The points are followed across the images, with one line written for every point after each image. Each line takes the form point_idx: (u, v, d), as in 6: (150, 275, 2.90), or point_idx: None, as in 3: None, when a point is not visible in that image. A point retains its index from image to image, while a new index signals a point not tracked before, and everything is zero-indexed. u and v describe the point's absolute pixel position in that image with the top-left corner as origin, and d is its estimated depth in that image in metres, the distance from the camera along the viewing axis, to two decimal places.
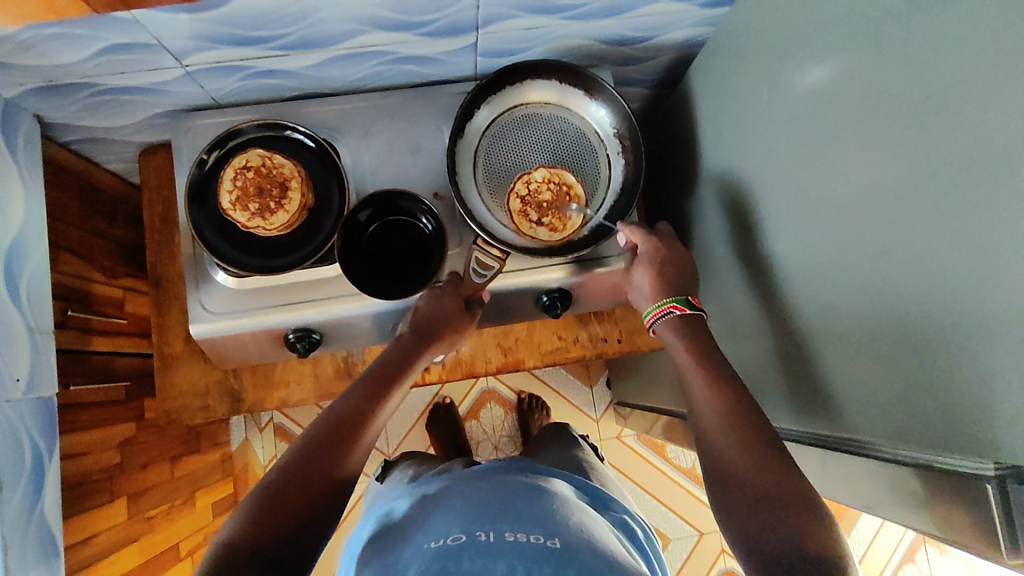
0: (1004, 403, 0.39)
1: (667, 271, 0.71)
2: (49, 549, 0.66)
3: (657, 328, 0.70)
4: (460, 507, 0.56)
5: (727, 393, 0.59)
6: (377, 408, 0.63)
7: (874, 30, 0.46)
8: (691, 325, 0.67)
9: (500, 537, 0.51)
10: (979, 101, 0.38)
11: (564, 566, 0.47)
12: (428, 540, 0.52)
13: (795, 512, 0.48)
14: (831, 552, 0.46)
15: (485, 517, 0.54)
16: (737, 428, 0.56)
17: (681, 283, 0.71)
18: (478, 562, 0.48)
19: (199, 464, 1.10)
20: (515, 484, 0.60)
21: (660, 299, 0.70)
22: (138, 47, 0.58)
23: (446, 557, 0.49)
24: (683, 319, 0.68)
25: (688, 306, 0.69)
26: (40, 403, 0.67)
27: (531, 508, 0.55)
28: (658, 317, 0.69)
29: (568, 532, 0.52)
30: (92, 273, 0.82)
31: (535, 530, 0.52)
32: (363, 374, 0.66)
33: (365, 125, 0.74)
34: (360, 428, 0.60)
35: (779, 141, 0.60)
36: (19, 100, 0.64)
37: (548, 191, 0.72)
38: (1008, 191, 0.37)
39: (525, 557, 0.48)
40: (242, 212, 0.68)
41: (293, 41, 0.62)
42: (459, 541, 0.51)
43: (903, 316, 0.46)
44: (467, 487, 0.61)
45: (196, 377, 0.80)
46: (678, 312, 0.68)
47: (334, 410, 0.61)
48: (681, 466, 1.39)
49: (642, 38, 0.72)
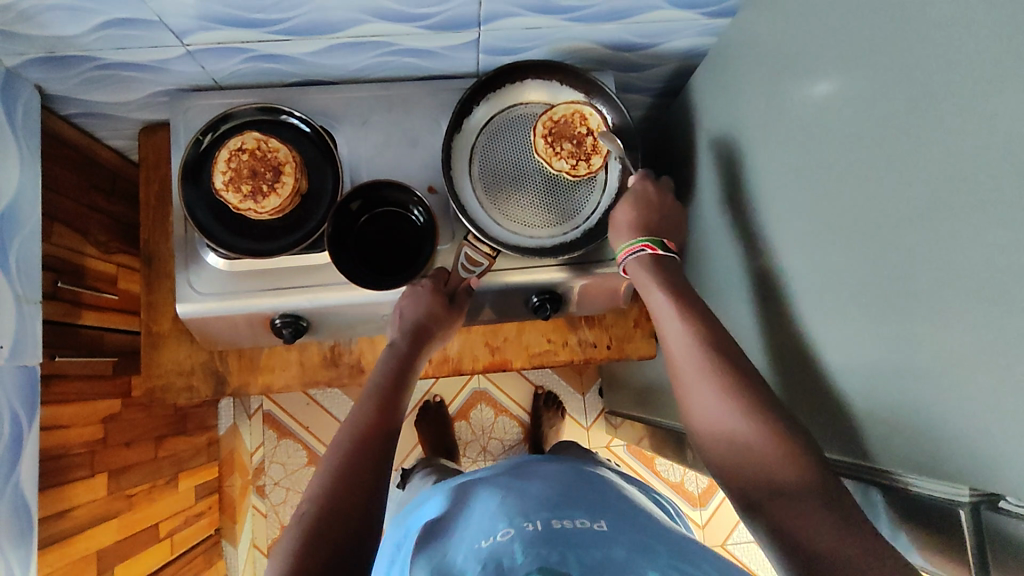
0: (983, 427, 0.38)
1: (650, 210, 0.67)
2: (23, 518, 0.66)
3: (627, 265, 0.67)
4: (501, 501, 0.54)
5: (711, 345, 0.56)
6: (393, 418, 0.60)
7: (869, 44, 0.46)
8: (663, 265, 0.65)
9: (549, 526, 0.48)
10: (968, 120, 0.38)
11: (615, 541, 0.47)
12: (477, 539, 0.49)
13: (789, 466, 0.47)
14: (829, 488, 0.45)
15: (530, 509, 0.52)
16: (708, 366, 0.55)
17: (666, 226, 0.68)
18: (532, 552, 0.45)
19: (185, 446, 1.10)
20: (549, 480, 0.58)
21: (635, 237, 0.66)
22: (140, 22, 0.58)
23: (497, 552, 0.46)
24: (655, 258, 0.65)
25: (663, 249, 0.66)
26: (23, 372, 0.68)
27: (574, 498, 0.54)
28: (630, 255, 0.66)
29: (613, 516, 0.51)
30: (86, 248, 0.83)
31: (579, 517, 0.51)
32: (367, 388, 0.64)
33: (363, 115, 0.74)
34: (383, 438, 0.57)
35: (775, 152, 0.60)
36: (20, 70, 0.65)
37: (567, 147, 0.69)
38: (993, 211, 0.36)
39: (576, 543, 0.46)
40: (235, 193, 0.66)
41: (294, 26, 0.62)
42: (509, 534, 0.48)
43: (890, 333, 0.46)
44: (499, 482, 0.59)
45: (183, 357, 0.80)
46: (651, 251, 0.65)
47: (351, 428, 0.57)
48: (671, 480, 1.38)
49: (646, 44, 0.72)
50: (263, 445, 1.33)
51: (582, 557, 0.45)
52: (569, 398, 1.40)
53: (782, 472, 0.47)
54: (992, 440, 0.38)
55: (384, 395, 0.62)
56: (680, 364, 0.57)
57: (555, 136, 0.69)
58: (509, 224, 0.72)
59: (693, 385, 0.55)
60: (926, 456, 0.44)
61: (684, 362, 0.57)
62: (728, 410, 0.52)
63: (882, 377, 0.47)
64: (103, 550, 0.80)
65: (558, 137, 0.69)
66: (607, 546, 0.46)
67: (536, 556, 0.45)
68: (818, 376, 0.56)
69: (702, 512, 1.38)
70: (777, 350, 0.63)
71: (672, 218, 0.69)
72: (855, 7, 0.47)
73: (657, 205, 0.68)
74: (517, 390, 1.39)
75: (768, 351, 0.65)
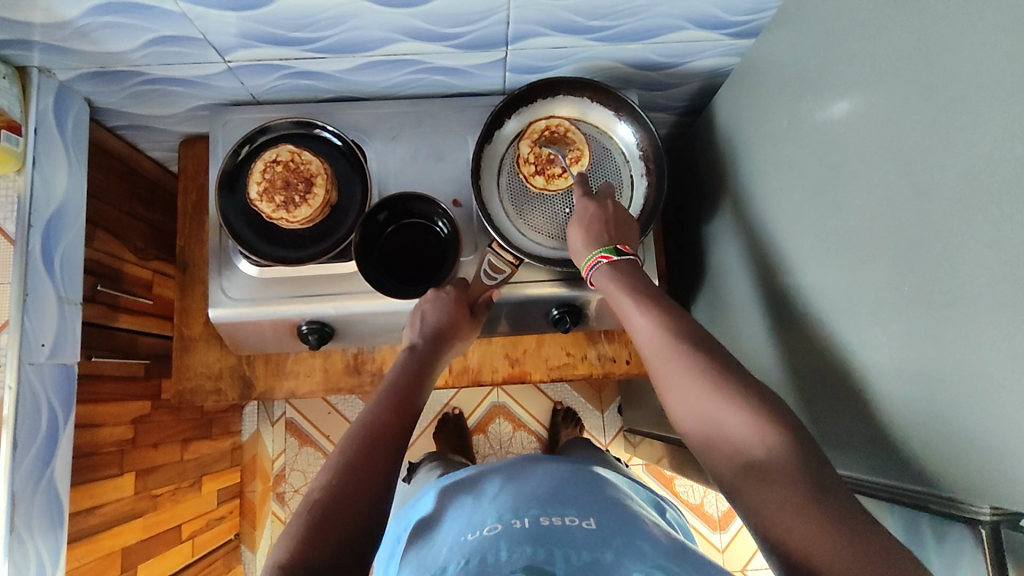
0: (1004, 448, 0.38)
1: (599, 223, 0.67)
2: (55, 513, 0.68)
3: (593, 277, 0.66)
4: (492, 499, 0.55)
5: (676, 324, 0.57)
6: (405, 421, 0.60)
7: (887, 65, 0.46)
8: (624, 272, 0.63)
9: (537, 523, 0.49)
10: (979, 141, 0.38)
11: (604, 540, 0.47)
12: (466, 533, 0.50)
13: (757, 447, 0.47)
14: (779, 466, 0.45)
15: (521, 505, 0.52)
16: (677, 343, 0.55)
17: (620, 233, 0.67)
18: (516, 549, 0.46)
19: (209, 450, 1.13)
20: (552, 477, 0.58)
21: (589, 250, 0.66)
22: (185, 40, 0.62)
23: (483, 547, 0.47)
24: (613, 267, 0.64)
25: (619, 256, 0.65)
26: (61, 370, 0.70)
27: (567, 495, 0.55)
28: (590, 269, 0.66)
29: (604, 514, 0.51)
30: (125, 253, 0.86)
31: (569, 515, 0.51)
32: (383, 385, 0.64)
33: (393, 130, 0.77)
34: (394, 433, 0.57)
35: (792, 170, 0.60)
36: (72, 83, 0.69)
37: (543, 152, 0.73)
38: (1010, 229, 0.36)
39: (565, 542, 0.46)
40: (268, 203, 0.69)
41: (330, 44, 0.64)
42: (496, 530, 0.49)
43: (910, 348, 0.45)
44: (494, 479, 0.60)
45: (212, 360, 0.83)
46: (606, 262, 0.64)
47: (364, 422, 0.58)
48: (690, 502, 1.36)
49: (669, 63, 0.73)
50: (285, 452, 1.35)
51: (570, 557, 0.45)
52: (589, 414, 1.40)
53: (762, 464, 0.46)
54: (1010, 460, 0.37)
55: (399, 395, 0.62)
56: (640, 334, 0.59)
57: (548, 130, 0.74)
58: (532, 236, 0.73)
59: (664, 365, 0.55)
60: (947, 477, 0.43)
61: (645, 335, 0.58)
62: (698, 393, 0.52)
63: (905, 397, 0.47)
64: (128, 548, 0.82)
65: (548, 136, 0.74)
66: (596, 546, 0.46)
67: (521, 554, 0.45)
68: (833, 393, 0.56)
69: (721, 536, 1.36)
70: (798, 368, 0.62)
71: (625, 224, 0.68)
72: (873, 28, 0.48)
73: (603, 216, 0.67)
74: (536, 405, 1.39)
75: (787, 369, 0.64)
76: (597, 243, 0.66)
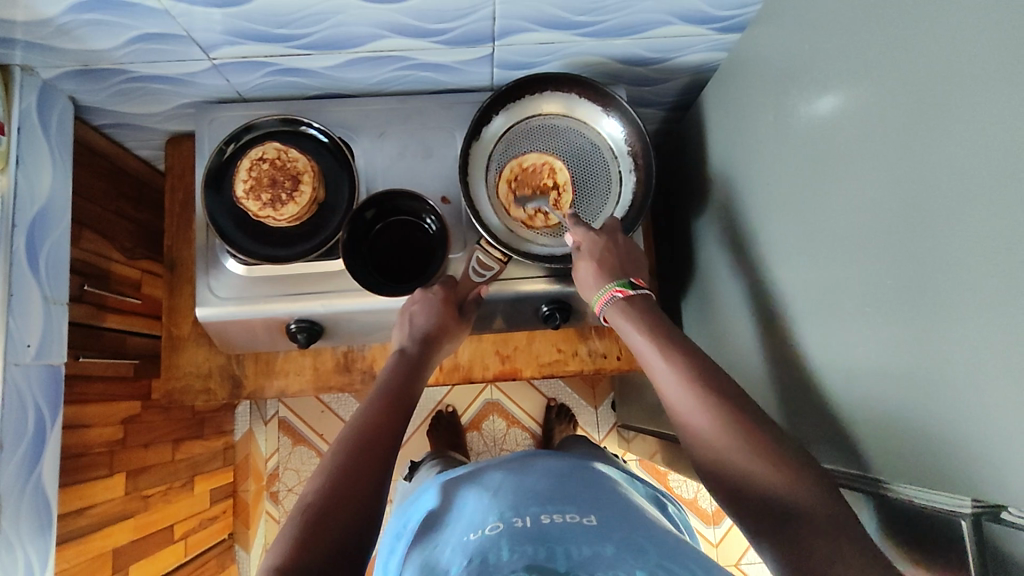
0: (986, 440, 0.38)
1: (610, 257, 0.66)
2: (43, 513, 0.67)
3: (606, 314, 0.65)
4: (492, 496, 0.55)
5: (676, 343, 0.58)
6: (398, 423, 0.60)
7: (870, 59, 0.47)
8: (639, 307, 0.62)
9: (538, 522, 0.49)
10: (961, 134, 0.38)
11: (604, 536, 0.47)
12: (467, 533, 0.50)
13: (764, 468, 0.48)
14: (795, 491, 0.47)
15: (520, 504, 0.52)
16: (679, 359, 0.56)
17: (630, 266, 0.66)
18: (517, 549, 0.45)
19: (201, 450, 1.12)
20: (551, 474, 0.58)
21: (603, 284, 0.64)
22: (169, 37, 0.61)
23: (484, 546, 0.47)
24: (628, 302, 0.63)
25: (632, 289, 0.64)
26: (48, 370, 0.70)
27: (567, 492, 0.54)
28: (604, 304, 0.64)
29: (604, 510, 0.51)
30: (112, 253, 0.86)
31: (570, 512, 0.51)
32: (375, 387, 0.64)
33: (380, 127, 0.76)
34: (386, 434, 0.57)
35: (778, 165, 0.60)
36: (55, 82, 0.68)
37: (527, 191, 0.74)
38: (990, 222, 0.36)
39: (566, 539, 0.46)
40: (254, 201, 0.68)
41: (315, 41, 0.64)
42: (498, 529, 0.49)
43: (894, 341, 0.45)
44: (493, 476, 0.60)
45: (202, 360, 0.83)
46: (622, 296, 0.63)
47: (356, 425, 0.58)
48: (684, 497, 1.37)
49: (657, 59, 0.73)
50: (278, 451, 1.34)
51: (570, 553, 0.45)
52: (582, 411, 1.40)
53: (771, 482, 0.48)
54: (991, 453, 0.38)
55: (391, 396, 0.62)
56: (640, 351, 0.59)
57: (513, 172, 0.74)
58: (520, 232, 0.73)
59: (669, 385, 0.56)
60: (930, 470, 0.43)
61: (647, 353, 0.59)
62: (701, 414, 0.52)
63: (888, 391, 0.47)
64: (119, 549, 0.82)
65: (517, 175, 0.74)
66: (596, 541, 0.46)
67: (522, 554, 0.45)
68: (819, 387, 0.56)
69: (716, 530, 1.36)
70: (785, 362, 0.62)
71: (634, 260, 0.67)
72: (856, 22, 0.48)
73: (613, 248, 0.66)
74: (529, 402, 1.40)
75: (774, 363, 0.64)
76: (610, 277, 0.64)
